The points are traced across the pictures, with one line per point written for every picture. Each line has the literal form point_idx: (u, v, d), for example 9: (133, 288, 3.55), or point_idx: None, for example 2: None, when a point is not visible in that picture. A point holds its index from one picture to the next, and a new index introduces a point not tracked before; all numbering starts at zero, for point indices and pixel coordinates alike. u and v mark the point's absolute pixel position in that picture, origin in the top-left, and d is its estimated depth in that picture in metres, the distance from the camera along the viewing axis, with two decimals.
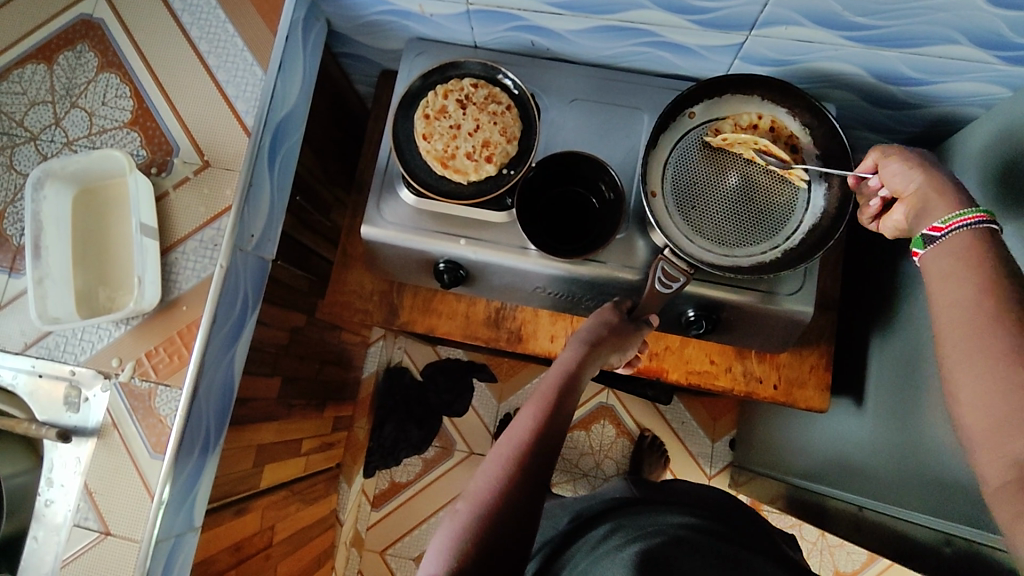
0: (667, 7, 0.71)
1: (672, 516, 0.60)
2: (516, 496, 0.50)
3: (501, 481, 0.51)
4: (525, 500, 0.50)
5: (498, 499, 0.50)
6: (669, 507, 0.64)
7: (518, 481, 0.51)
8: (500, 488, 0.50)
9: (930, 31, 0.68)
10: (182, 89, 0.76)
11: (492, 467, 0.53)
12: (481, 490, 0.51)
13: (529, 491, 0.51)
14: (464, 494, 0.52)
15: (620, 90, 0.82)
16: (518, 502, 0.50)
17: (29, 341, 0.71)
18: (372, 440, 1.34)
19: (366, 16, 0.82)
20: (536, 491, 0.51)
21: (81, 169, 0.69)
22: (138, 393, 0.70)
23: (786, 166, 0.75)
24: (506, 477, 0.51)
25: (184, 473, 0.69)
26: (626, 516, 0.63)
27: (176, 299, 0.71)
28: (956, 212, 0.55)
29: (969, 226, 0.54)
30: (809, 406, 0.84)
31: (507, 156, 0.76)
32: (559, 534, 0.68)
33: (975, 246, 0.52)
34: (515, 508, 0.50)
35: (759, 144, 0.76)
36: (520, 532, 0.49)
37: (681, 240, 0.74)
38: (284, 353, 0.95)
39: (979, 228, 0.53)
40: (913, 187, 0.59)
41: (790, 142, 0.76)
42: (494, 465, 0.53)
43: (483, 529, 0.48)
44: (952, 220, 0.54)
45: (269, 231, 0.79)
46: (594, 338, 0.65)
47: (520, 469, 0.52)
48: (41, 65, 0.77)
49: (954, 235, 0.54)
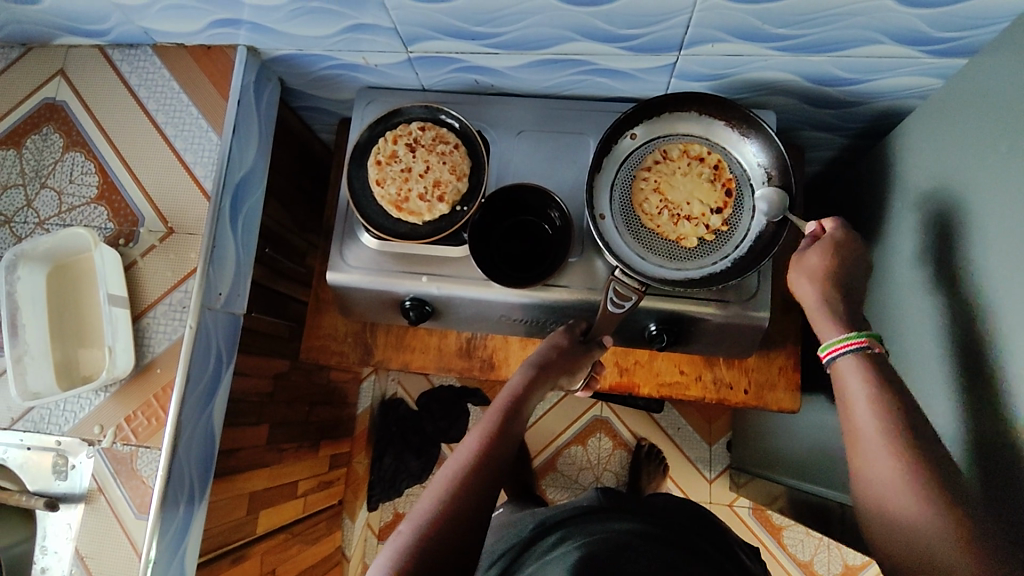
0: (595, 38, 0.73)
1: (619, 523, 0.68)
2: (454, 511, 0.58)
3: (443, 500, 0.59)
4: (463, 516, 0.58)
5: (440, 516, 0.57)
6: (618, 514, 0.71)
7: (456, 500, 0.59)
8: (442, 507, 0.58)
9: (853, 35, 0.69)
10: (143, 161, 0.80)
11: (436, 489, 0.60)
12: (422, 508, 0.59)
13: (470, 509, 0.59)
14: (409, 515, 0.59)
15: (564, 118, 0.85)
16: (459, 518, 0.58)
17: (15, 417, 0.74)
18: (373, 473, 1.38)
19: (315, 71, 0.85)
20: (478, 508, 0.59)
21: (51, 248, 0.73)
22: (120, 457, 0.73)
23: (713, 208, 0.77)
24: (447, 497, 0.59)
25: (170, 530, 0.72)
26: (578, 525, 0.70)
27: (151, 363, 0.74)
28: (838, 338, 0.61)
29: (848, 353, 0.60)
30: (781, 407, 0.86)
31: (458, 193, 0.78)
32: (522, 541, 0.74)
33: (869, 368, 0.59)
34: (455, 523, 0.57)
35: (697, 177, 0.78)
36: (461, 545, 0.57)
37: (634, 259, 0.75)
38: (270, 400, 0.98)
39: (862, 353, 0.60)
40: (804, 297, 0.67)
41: (727, 184, 0.77)
42: (438, 487, 0.60)
43: (423, 538, 0.56)
44: (835, 347, 0.62)
45: (238, 287, 0.83)
46: (542, 361, 0.73)
47: (461, 489, 0.60)
48: (11, 150, 0.81)
49: (842, 359, 0.61)
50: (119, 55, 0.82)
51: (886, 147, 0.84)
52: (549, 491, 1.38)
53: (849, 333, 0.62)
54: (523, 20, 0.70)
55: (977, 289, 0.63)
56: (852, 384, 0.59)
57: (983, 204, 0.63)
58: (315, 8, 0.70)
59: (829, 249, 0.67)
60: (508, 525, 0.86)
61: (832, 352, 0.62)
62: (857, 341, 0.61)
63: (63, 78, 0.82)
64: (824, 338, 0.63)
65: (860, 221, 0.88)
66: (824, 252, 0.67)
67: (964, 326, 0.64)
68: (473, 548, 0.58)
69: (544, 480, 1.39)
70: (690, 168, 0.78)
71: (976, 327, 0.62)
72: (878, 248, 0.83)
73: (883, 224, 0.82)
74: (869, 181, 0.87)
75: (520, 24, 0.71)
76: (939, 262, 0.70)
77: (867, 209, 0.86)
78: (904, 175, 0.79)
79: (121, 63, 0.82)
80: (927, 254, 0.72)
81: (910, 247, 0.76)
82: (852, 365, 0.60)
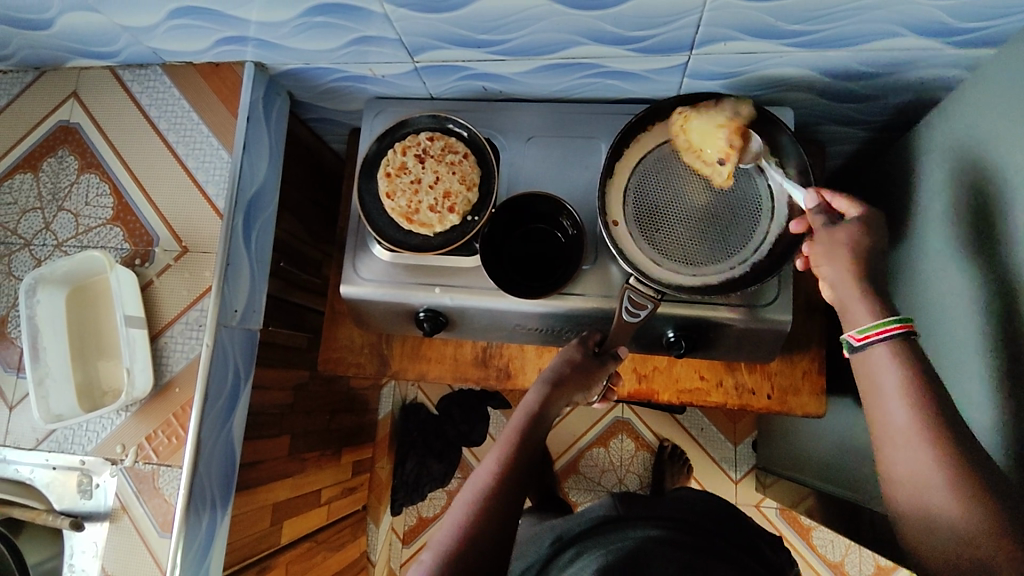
0: (603, 41, 0.71)
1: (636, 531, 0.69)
2: (474, 540, 0.57)
3: (463, 528, 0.58)
4: (483, 545, 0.57)
5: (460, 546, 0.57)
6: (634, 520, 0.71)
7: (475, 529, 0.58)
8: (463, 536, 0.57)
9: (873, 28, 0.66)
10: (156, 180, 0.80)
11: (455, 516, 0.60)
12: (442, 537, 0.58)
13: (490, 538, 0.58)
14: (429, 544, 0.58)
15: (575, 122, 0.84)
16: (481, 546, 0.57)
17: (40, 437, 0.76)
18: (395, 478, 1.38)
19: (323, 84, 0.85)
20: (498, 534, 0.58)
21: (69, 271, 0.74)
22: (143, 476, 0.74)
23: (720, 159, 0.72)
24: (466, 525, 0.58)
25: (194, 547, 0.73)
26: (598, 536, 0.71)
27: (169, 382, 0.75)
28: (879, 322, 0.56)
29: (889, 339, 0.55)
30: (805, 411, 0.83)
31: (469, 203, 0.78)
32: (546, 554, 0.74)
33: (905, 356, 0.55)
34: (475, 552, 0.57)
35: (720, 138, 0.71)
36: (483, 574, 0.56)
37: (650, 266, 0.74)
38: (290, 411, 0.98)
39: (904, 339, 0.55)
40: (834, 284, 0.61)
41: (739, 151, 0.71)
42: (457, 514, 0.60)
43: (444, 571, 0.55)
44: (876, 329, 0.56)
45: (253, 303, 0.83)
46: (556, 377, 0.72)
47: (481, 516, 0.59)
48: (28, 174, 0.82)
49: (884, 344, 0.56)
50: (129, 75, 0.82)
51: (911, 141, 0.81)
52: (571, 494, 1.38)
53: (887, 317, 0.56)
54: (529, 27, 0.69)
55: (1008, 291, 0.60)
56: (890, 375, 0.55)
57: (1013, 202, 0.61)
58: (319, 22, 0.70)
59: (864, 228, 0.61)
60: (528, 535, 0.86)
61: (867, 337, 0.57)
62: (899, 328, 0.55)
63: (76, 101, 0.83)
64: (858, 323, 0.58)
65: (884, 218, 0.85)
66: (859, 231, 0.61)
67: (993, 331, 0.62)
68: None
69: (566, 482, 1.39)
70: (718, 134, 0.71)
71: (1007, 331, 0.60)
72: (903, 245, 0.80)
73: (908, 220, 0.79)
74: (894, 177, 0.84)
75: (526, 30, 0.70)
76: (967, 263, 0.67)
77: (891, 206, 0.84)
78: (930, 171, 0.76)
79: (131, 84, 0.82)
80: (954, 253, 0.69)
81: (937, 246, 0.73)
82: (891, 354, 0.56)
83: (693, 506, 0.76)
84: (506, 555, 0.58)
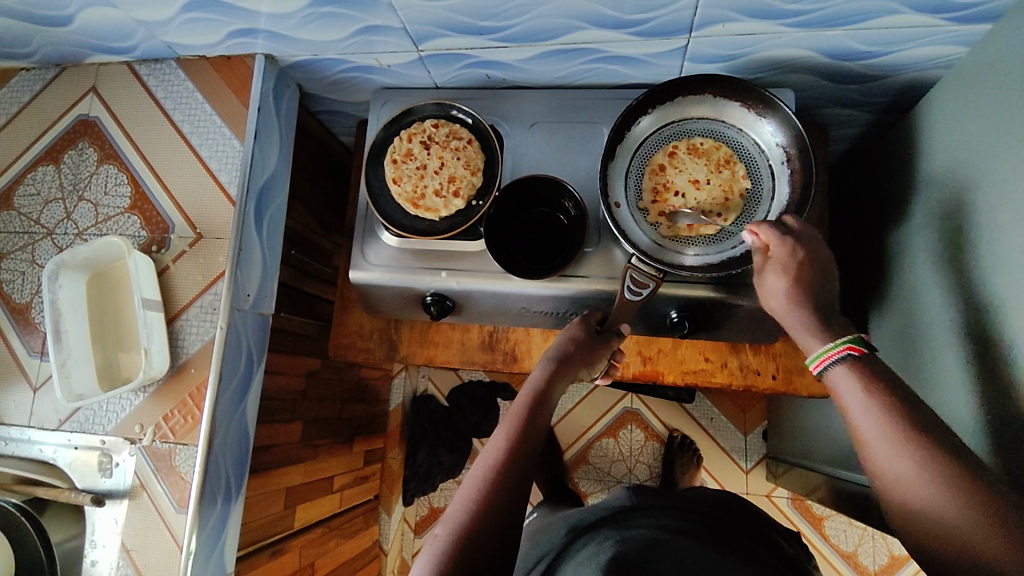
0: (602, 25, 0.72)
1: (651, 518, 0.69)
2: (486, 515, 0.59)
3: (474, 502, 0.60)
4: (495, 519, 0.59)
5: (472, 520, 0.58)
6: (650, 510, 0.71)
7: (488, 505, 0.59)
8: (474, 510, 0.59)
9: (870, 6, 0.67)
10: (172, 170, 0.83)
11: (467, 492, 0.61)
12: (455, 512, 0.60)
13: (501, 510, 0.59)
14: (442, 519, 0.60)
15: (577, 108, 0.85)
16: (492, 519, 0.59)
17: (63, 418, 0.79)
18: (407, 468, 1.40)
19: (331, 75, 0.87)
20: (509, 507, 0.60)
21: (89, 257, 0.76)
22: (160, 454, 0.76)
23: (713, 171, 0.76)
24: (478, 500, 0.60)
25: (209, 523, 0.75)
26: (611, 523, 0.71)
27: (185, 364, 0.78)
28: (825, 348, 0.60)
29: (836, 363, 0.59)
30: (810, 392, 0.84)
31: (474, 188, 0.79)
32: (560, 543, 0.74)
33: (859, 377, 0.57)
34: (486, 524, 0.58)
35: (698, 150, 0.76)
36: (494, 545, 0.57)
37: (651, 247, 0.75)
38: (303, 397, 1.00)
39: (848, 360, 0.58)
40: (783, 301, 0.65)
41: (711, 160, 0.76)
42: (468, 490, 0.61)
43: (459, 544, 0.56)
44: (825, 356, 0.60)
45: (265, 288, 0.85)
46: (561, 355, 0.74)
47: (492, 490, 0.61)
48: (50, 166, 0.86)
49: (836, 366, 0.59)
50: (145, 70, 0.85)
51: (913, 121, 0.81)
52: (582, 484, 1.39)
53: (832, 342, 0.60)
54: (529, 12, 0.70)
55: (1005, 264, 0.61)
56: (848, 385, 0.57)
57: (1010, 175, 0.61)
58: (326, 12, 0.72)
59: (793, 245, 0.65)
60: (539, 531, 0.86)
61: (821, 363, 0.60)
62: (839, 349, 0.59)
63: (95, 95, 0.86)
64: (810, 351, 0.62)
65: (887, 198, 0.86)
66: (790, 248, 0.65)
67: (992, 302, 0.62)
68: (507, 549, 0.58)
69: (577, 473, 1.40)
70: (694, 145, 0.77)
71: (1004, 302, 0.60)
72: (904, 224, 0.80)
73: (909, 200, 0.80)
74: (896, 157, 0.84)
75: (527, 16, 0.71)
76: (965, 237, 0.67)
77: (894, 186, 0.84)
78: (930, 149, 0.76)
79: (148, 78, 0.85)
80: (953, 228, 0.69)
81: (937, 224, 0.73)
82: (843, 369, 0.58)
83: (707, 504, 0.76)
84: (518, 528, 0.60)
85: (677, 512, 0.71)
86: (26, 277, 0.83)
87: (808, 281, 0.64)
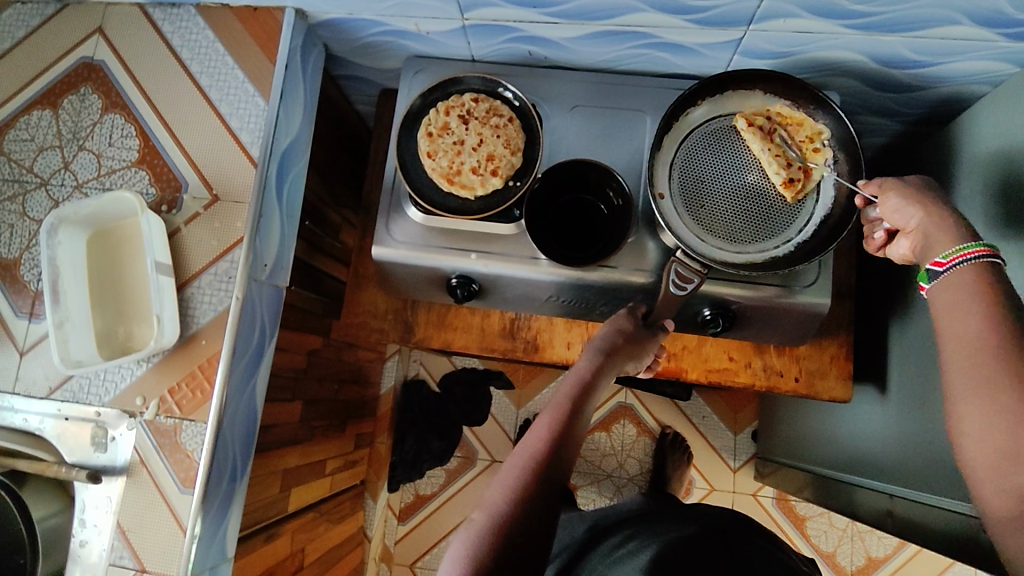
0: (661, 8, 0.70)
1: (683, 526, 0.67)
2: (526, 506, 0.56)
3: (515, 489, 0.57)
4: (534, 510, 0.56)
5: (513, 506, 0.56)
6: (678, 519, 0.70)
7: (529, 494, 0.57)
8: (514, 495, 0.57)
9: (934, 14, 0.66)
10: (187, 125, 0.77)
11: (507, 477, 0.58)
12: (494, 500, 0.57)
13: (542, 498, 0.57)
14: (480, 505, 0.58)
15: (619, 94, 0.82)
16: (532, 509, 0.56)
17: (53, 386, 0.72)
18: (394, 454, 1.36)
19: (363, 38, 0.82)
20: (551, 496, 0.57)
21: (94, 212, 0.70)
22: (163, 430, 0.71)
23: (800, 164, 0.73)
24: (518, 489, 0.57)
25: (213, 507, 0.70)
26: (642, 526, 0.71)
27: (194, 334, 0.72)
28: (958, 247, 0.56)
29: (970, 262, 0.55)
30: (832, 396, 0.85)
31: (512, 168, 0.76)
32: (579, 539, 0.78)
33: (982, 283, 0.54)
34: (527, 513, 0.56)
35: (792, 136, 0.74)
36: (534, 538, 0.55)
37: (693, 241, 0.73)
38: (305, 375, 0.95)
39: (981, 263, 0.55)
40: (916, 223, 0.60)
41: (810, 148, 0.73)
42: (509, 474, 0.59)
43: (498, 533, 0.54)
44: (954, 256, 0.56)
45: (282, 259, 0.80)
46: (609, 346, 0.71)
47: (536, 475, 0.58)
48: (47, 111, 0.78)
49: (955, 271, 0.55)
50: (159, 13, 0.79)
51: (950, 133, 0.81)
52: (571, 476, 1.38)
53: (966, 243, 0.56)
54: None
55: None
56: (963, 294, 0.54)
57: None
58: None
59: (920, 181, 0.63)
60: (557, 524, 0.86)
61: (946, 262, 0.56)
62: (978, 251, 0.55)
63: (101, 37, 0.79)
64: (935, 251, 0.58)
65: None
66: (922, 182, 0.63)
67: None
68: (547, 545, 0.56)
69: None
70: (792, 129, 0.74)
71: None
72: None
73: None
74: (928, 169, 0.85)
75: None
76: (1007, 252, 0.68)
77: None
78: (971, 162, 0.76)
79: (161, 21, 0.79)
80: (994, 242, 0.70)
81: (975, 238, 0.73)
82: (968, 274, 0.55)
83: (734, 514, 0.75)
84: (558, 517, 0.57)
85: (708, 519, 0.70)
86: (14, 229, 0.76)
87: (943, 203, 0.60)
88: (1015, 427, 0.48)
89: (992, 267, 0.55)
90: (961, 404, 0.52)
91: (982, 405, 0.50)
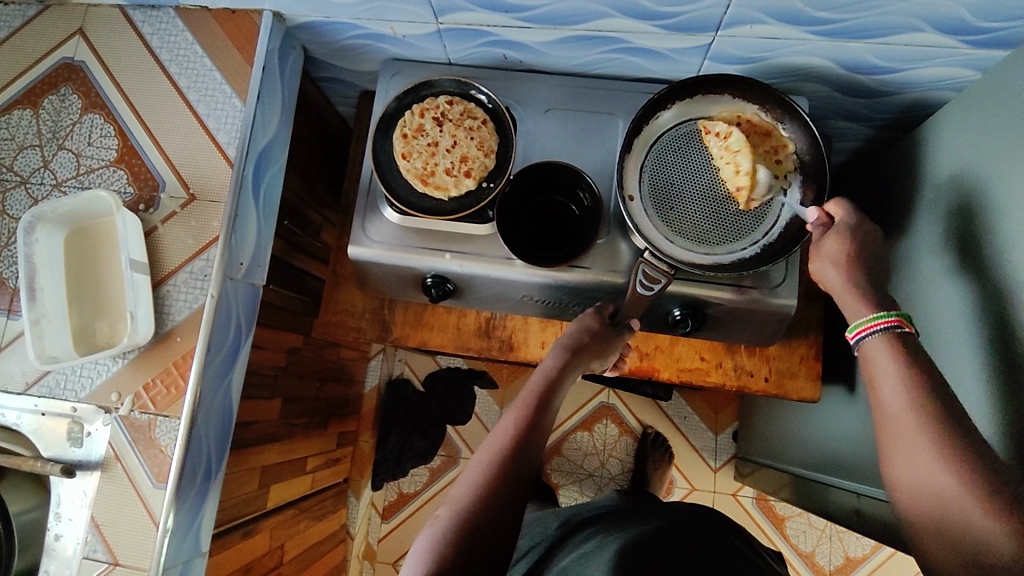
0: (630, 14, 0.71)
1: (650, 522, 0.68)
2: (492, 502, 0.57)
3: (481, 485, 0.58)
4: (499, 505, 0.57)
5: (478, 502, 0.57)
6: (645, 515, 0.71)
7: (494, 489, 0.58)
8: (479, 491, 0.58)
9: (895, 21, 0.68)
10: (165, 125, 0.78)
11: (472, 474, 0.60)
12: (460, 496, 0.58)
13: (506, 493, 0.58)
14: (446, 501, 0.59)
15: (592, 97, 0.84)
16: (497, 504, 0.57)
17: (30, 381, 0.73)
18: (378, 453, 1.37)
19: (341, 40, 0.83)
20: (516, 492, 0.59)
21: (71, 211, 0.71)
22: (138, 425, 0.72)
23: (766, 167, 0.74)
24: (484, 485, 0.58)
25: (187, 502, 0.71)
26: (609, 522, 0.72)
27: (170, 331, 0.73)
28: (869, 317, 0.60)
29: (877, 332, 0.59)
30: (801, 396, 0.86)
31: (485, 169, 0.77)
32: (553, 534, 0.78)
33: (895, 349, 0.58)
34: (492, 508, 0.57)
35: (760, 139, 0.75)
36: (499, 532, 0.56)
37: (662, 242, 0.74)
38: (284, 373, 0.97)
39: (890, 331, 0.59)
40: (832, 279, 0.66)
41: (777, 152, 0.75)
42: (475, 471, 0.60)
43: (462, 527, 0.55)
44: (864, 325, 0.60)
45: (259, 258, 0.81)
46: (575, 345, 0.73)
47: (501, 472, 0.59)
48: (28, 110, 0.79)
49: (869, 339, 0.60)
50: (140, 15, 0.80)
51: (916, 138, 0.83)
52: (553, 475, 1.39)
53: (880, 311, 0.61)
54: None
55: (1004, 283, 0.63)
56: (881, 355, 0.58)
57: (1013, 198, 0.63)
58: None
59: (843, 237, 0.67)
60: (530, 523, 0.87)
61: (859, 332, 0.61)
62: (889, 319, 0.59)
63: (81, 38, 0.80)
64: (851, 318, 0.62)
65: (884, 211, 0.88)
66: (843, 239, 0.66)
67: (989, 320, 0.64)
68: (512, 540, 0.57)
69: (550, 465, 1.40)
70: (761, 133, 0.75)
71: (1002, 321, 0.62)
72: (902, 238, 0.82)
73: (909, 217, 0.81)
74: (895, 173, 0.86)
75: None
76: (965, 255, 0.69)
77: (892, 201, 0.86)
78: (934, 166, 0.78)
79: (141, 23, 0.80)
80: (953, 245, 0.71)
81: (936, 241, 0.75)
82: (881, 340, 0.59)
83: (703, 511, 0.77)
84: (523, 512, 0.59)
85: (675, 514, 0.72)
86: None
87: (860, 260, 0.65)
88: (947, 476, 0.51)
89: (900, 334, 0.59)
90: (892, 455, 0.55)
91: (915, 470, 0.53)
